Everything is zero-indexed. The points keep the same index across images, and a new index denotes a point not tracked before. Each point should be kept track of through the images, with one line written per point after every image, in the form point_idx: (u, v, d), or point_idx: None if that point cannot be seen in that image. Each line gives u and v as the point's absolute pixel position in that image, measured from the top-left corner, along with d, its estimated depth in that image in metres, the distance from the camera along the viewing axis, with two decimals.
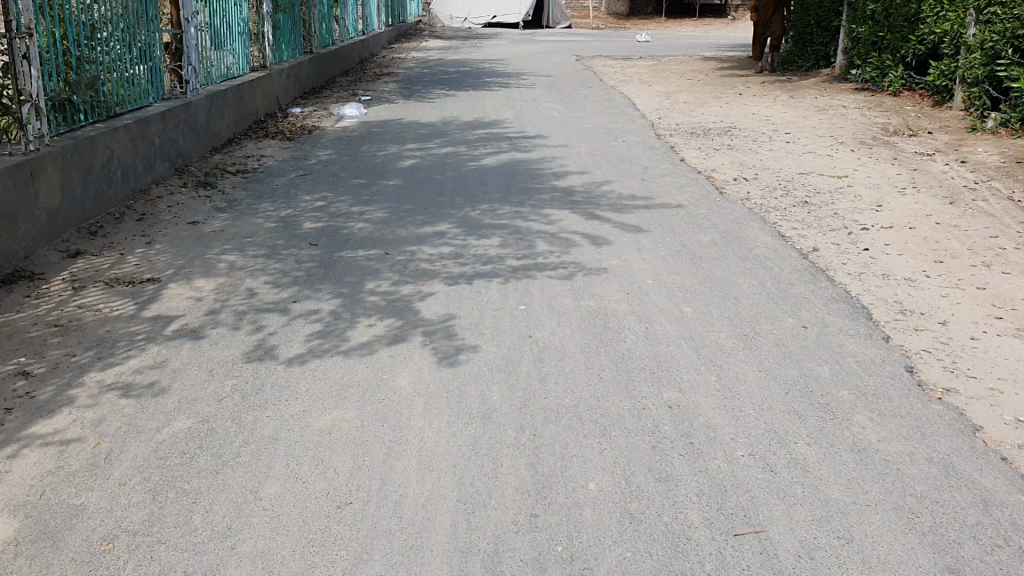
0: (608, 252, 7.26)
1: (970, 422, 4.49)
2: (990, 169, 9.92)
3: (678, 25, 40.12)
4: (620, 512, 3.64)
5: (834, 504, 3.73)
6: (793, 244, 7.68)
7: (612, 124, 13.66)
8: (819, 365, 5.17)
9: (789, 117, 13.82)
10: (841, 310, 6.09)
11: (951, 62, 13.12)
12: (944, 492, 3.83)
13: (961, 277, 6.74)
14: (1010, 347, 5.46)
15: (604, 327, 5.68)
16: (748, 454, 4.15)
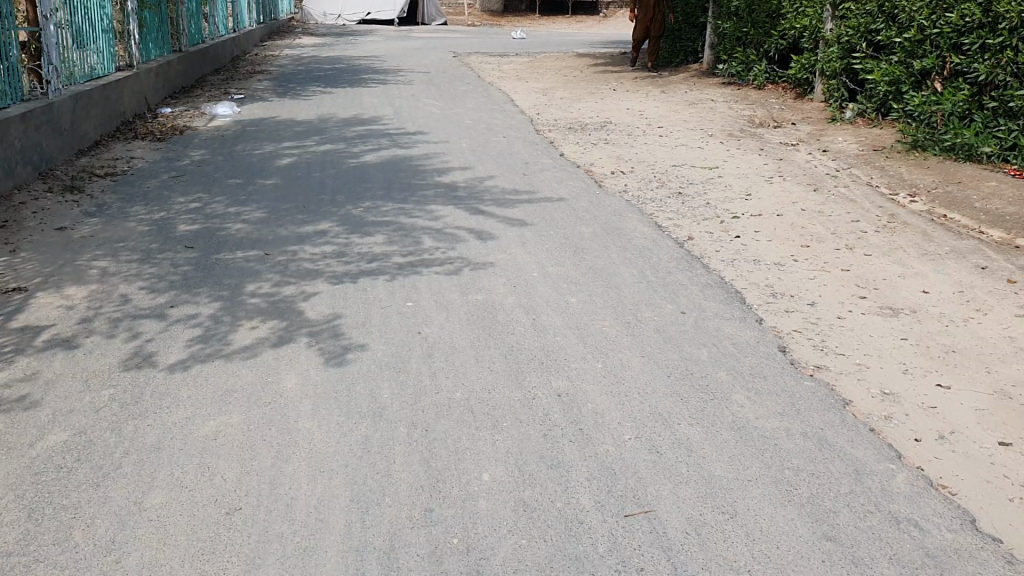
0: (493, 246, 7.31)
1: (840, 396, 4.73)
2: (851, 157, 10.44)
3: (553, 23, 40.63)
4: (514, 501, 3.69)
5: (717, 481, 3.88)
6: (669, 234, 7.91)
7: (492, 120, 13.75)
8: (698, 348, 5.35)
9: (662, 111, 14.19)
10: (717, 295, 6.31)
11: (811, 55, 13.74)
12: (819, 465, 4.02)
13: (826, 260, 7.08)
14: (874, 324, 5.78)
15: (492, 320, 5.72)
16: (635, 438, 4.26)
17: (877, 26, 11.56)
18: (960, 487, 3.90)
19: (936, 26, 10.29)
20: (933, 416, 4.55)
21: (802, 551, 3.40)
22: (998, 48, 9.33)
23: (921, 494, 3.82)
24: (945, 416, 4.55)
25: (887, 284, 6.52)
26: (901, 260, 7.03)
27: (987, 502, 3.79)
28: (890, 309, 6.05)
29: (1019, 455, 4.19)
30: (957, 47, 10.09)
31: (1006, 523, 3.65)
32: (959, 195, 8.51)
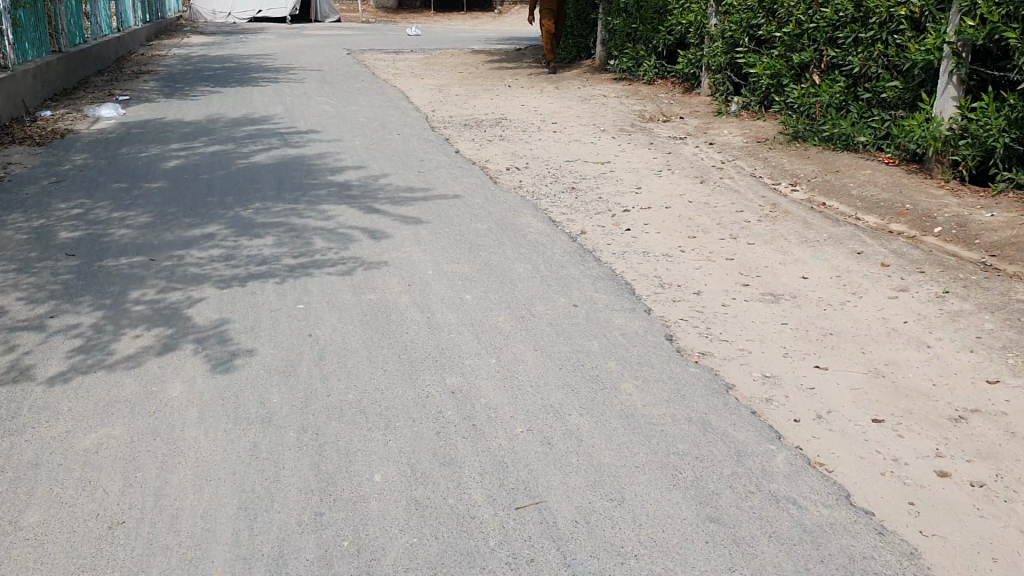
0: (386, 246, 7.27)
1: (724, 381, 4.89)
2: (736, 149, 10.75)
3: (449, 19, 40.57)
4: (405, 500, 3.69)
5: (606, 469, 3.97)
6: (562, 228, 8.01)
7: (387, 117, 13.65)
8: (589, 340, 5.44)
9: (556, 107, 14.32)
10: (607, 287, 6.43)
11: (697, 51, 14.09)
12: (703, 448, 4.15)
13: (712, 250, 7.28)
14: (756, 310, 5.98)
15: (386, 320, 5.70)
16: (527, 430, 4.31)
17: (758, 22, 11.94)
18: (835, 463, 4.07)
19: (813, 20, 10.68)
20: (811, 396, 4.74)
21: (686, 533, 3.50)
22: (870, 41, 9.73)
23: (800, 472, 3.98)
24: (823, 396, 4.75)
25: (770, 271, 6.74)
26: (782, 247, 7.29)
27: (860, 477, 3.97)
28: (772, 295, 6.27)
29: (890, 430, 4.40)
30: (832, 41, 10.50)
31: (877, 496, 3.83)
32: (837, 183, 8.86)
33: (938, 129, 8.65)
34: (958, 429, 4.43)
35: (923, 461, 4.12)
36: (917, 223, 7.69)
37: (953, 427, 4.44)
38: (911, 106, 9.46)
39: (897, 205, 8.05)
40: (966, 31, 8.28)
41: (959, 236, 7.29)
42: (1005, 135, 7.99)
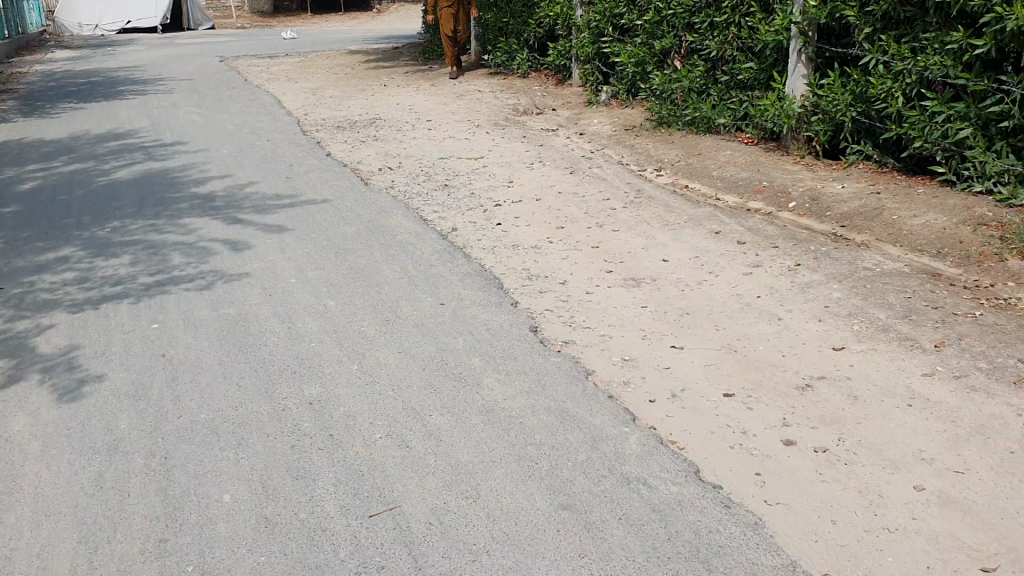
0: (250, 257, 7.11)
1: (584, 368, 4.96)
2: (605, 138, 10.88)
3: (327, 21, 39.92)
4: (256, 518, 3.62)
5: (463, 467, 3.98)
6: (432, 226, 7.97)
7: (257, 124, 13.36)
8: (454, 338, 5.42)
9: (431, 105, 14.21)
10: (474, 283, 6.43)
11: (566, 42, 14.21)
12: (560, 438, 4.21)
13: (579, 239, 7.36)
14: (619, 295, 6.08)
15: (245, 333, 5.57)
16: (386, 435, 4.27)
17: (621, 11, 12.12)
18: (687, 440, 4.21)
19: (670, 8, 10.91)
20: (667, 376, 4.87)
21: (538, 526, 3.55)
22: (724, 25, 9.99)
23: (652, 453, 4.10)
24: (677, 375, 4.88)
25: (633, 256, 6.86)
26: (646, 232, 7.43)
27: (710, 452, 4.11)
28: (634, 279, 6.38)
29: (740, 403, 4.56)
30: (689, 26, 10.73)
31: (726, 469, 3.99)
32: (698, 165, 9.08)
33: (791, 107, 8.91)
34: (804, 397, 4.61)
35: (770, 431, 4.29)
36: (773, 199, 7.94)
37: (800, 396, 4.62)
38: (766, 86, 9.74)
39: (755, 183, 8.30)
40: (810, 11, 8.54)
41: (812, 210, 7.55)
42: (852, 110, 8.29)
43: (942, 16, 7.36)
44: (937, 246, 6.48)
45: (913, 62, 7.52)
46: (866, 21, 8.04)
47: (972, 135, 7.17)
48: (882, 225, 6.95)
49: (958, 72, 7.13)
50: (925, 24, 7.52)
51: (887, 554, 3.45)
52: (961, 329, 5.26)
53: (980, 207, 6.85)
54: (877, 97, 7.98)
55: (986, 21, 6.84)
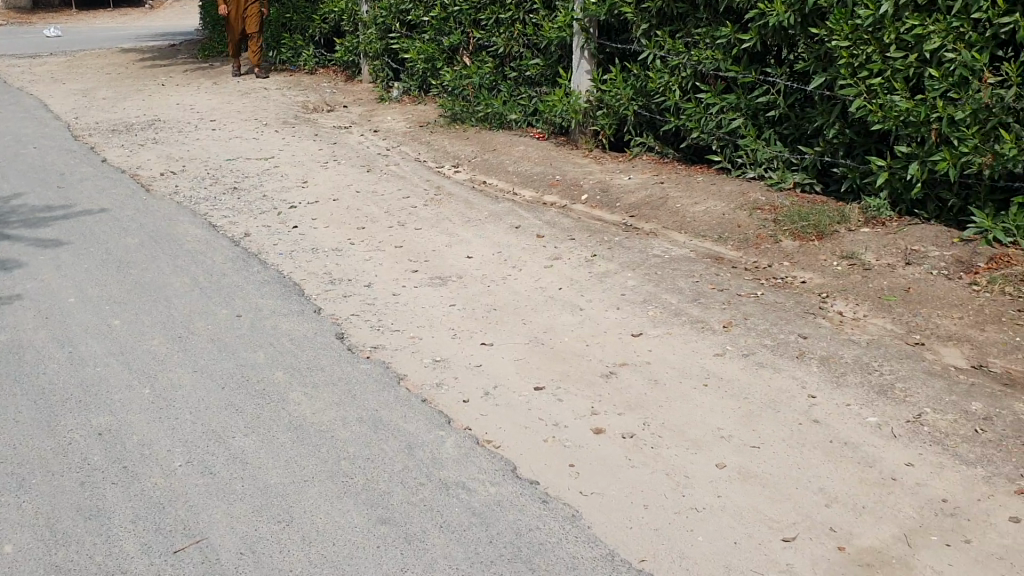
0: (21, 276, 6.52)
1: (393, 374, 4.89)
2: (399, 135, 10.77)
3: (95, 17, 37.38)
4: (44, 569, 3.33)
5: (272, 489, 3.81)
6: (224, 233, 7.60)
7: (21, 130, 12.30)
8: (255, 351, 5.19)
9: (215, 104, 13.58)
10: (273, 291, 6.19)
11: (353, 38, 13.99)
12: (374, 449, 4.13)
13: (380, 240, 7.25)
14: (424, 295, 6.03)
15: (20, 362, 5.10)
16: (187, 462, 4.03)
17: (407, 7, 12.04)
18: (502, 438, 4.24)
19: (456, 4, 10.93)
20: (477, 374, 4.87)
21: (355, 544, 3.46)
22: (509, 22, 10.14)
23: (468, 455, 4.10)
24: (487, 372, 4.90)
25: (436, 255, 6.83)
26: (447, 229, 7.42)
27: (524, 448, 4.16)
28: (438, 278, 6.35)
29: (550, 396, 4.63)
30: (476, 23, 10.81)
31: (541, 464, 4.04)
32: (493, 161, 9.17)
33: (577, 102, 9.15)
34: (609, 385, 4.74)
35: (580, 421, 4.39)
36: (567, 192, 8.13)
37: (605, 384, 4.75)
38: (553, 82, 9.98)
39: (549, 176, 8.48)
40: (590, 8, 8.80)
41: (604, 201, 7.80)
42: (634, 103, 8.62)
43: (711, 13, 7.78)
44: (720, 230, 6.85)
45: (687, 56, 7.91)
46: (642, 18, 8.37)
47: (744, 124, 7.63)
48: (669, 213, 7.27)
49: (728, 65, 7.56)
50: (696, 20, 7.92)
51: (697, 534, 3.60)
52: (746, 308, 5.58)
53: (754, 192, 7.29)
54: (656, 91, 8.33)
55: (750, 18, 7.28)
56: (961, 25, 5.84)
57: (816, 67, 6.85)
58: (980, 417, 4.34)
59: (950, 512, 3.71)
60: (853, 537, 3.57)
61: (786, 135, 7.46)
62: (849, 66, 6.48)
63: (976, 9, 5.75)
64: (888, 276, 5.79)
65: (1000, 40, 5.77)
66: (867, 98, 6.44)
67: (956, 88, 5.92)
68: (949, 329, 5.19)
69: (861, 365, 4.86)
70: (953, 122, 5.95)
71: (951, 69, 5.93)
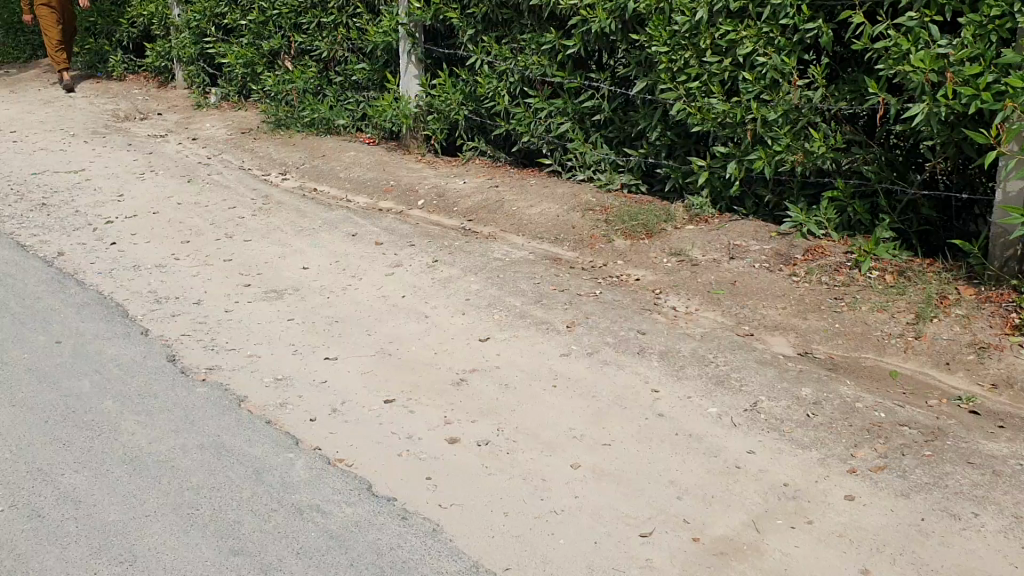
0: None
1: (234, 395, 4.68)
2: (220, 143, 10.33)
3: None
4: None
5: (110, 527, 3.62)
6: (34, 253, 7.06)
7: None
8: (78, 380, 4.84)
9: (13, 114, 12.59)
10: (94, 313, 5.79)
11: (165, 42, 13.31)
12: (219, 476, 3.96)
13: (208, 254, 6.93)
14: (260, 310, 5.80)
15: None
16: (11, 507, 3.74)
17: (222, 10, 11.53)
18: (354, 456, 4.15)
19: (274, 7, 10.55)
20: (323, 391, 4.74)
21: None
22: (332, 26, 9.93)
23: (320, 476, 3.99)
24: (334, 388, 4.77)
25: (269, 267, 6.59)
26: (279, 240, 7.18)
27: (378, 464, 4.10)
28: (274, 292, 6.13)
29: (401, 408, 4.56)
30: (297, 26, 10.48)
31: (397, 479, 3.99)
32: (324, 168, 8.96)
33: (407, 107, 9.08)
34: (459, 393, 4.71)
35: (433, 432, 4.35)
36: (401, 198, 8.05)
37: (456, 392, 4.72)
38: (380, 87, 9.84)
39: (382, 183, 8.36)
40: (415, 12, 8.72)
41: (440, 206, 7.77)
42: (463, 108, 8.64)
43: (535, 18, 7.83)
44: (556, 232, 6.96)
45: (514, 62, 7.99)
46: (467, 23, 8.39)
47: (571, 128, 7.77)
48: (504, 217, 7.33)
49: (554, 70, 7.68)
50: (520, 26, 7.96)
51: (558, 537, 3.63)
52: (587, 308, 5.68)
53: (586, 193, 7.45)
54: (485, 96, 8.38)
55: (574, 23, 7.41)
56: (770, 31, 6.13)
57: (638, 72, 7.06)
58: (810, 402, 4.58)
59: (791, 496, 3.90)
60: (707, 527, 3.70)
61: (612, 138, 7.62)
62: (669, 71, 6.72)
63: (783, 16, 6.03)
64: (715, 271, 6.04)
65: (805, 44, 6.08)
66: (687, 101, 6.69)
67: (768, 90, 6.22)
68: (775, 319, 5.46)
69: (698, 358, 5.04)
70: (766, 123, 6.26)
71: (762, 72, 6.21)
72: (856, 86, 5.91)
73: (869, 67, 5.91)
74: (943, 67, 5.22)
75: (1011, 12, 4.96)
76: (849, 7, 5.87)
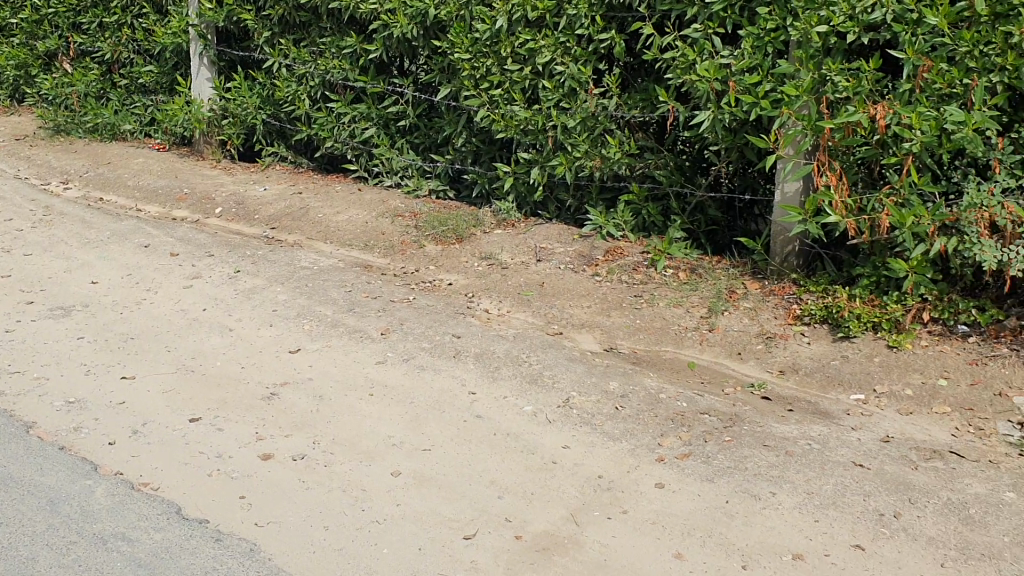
0: None
1: (21, 422, 4.33)
2: None
3: None
4: None
5: None
6: None
7: None
8: None
9: None
10: None
11: None
12: (8, 510, 3.67)
13: None
14: (46, 329, 5.40)
15: None
16: None
17: None
18: (160, 479, 3.95)
19: (49, 6, 9.84)
20: (122, 412, 4.47)
21: None
22: (115, 26, 9.38)
23: (122, 503, 3.77)
24: (133, 408, 4.50)
25: (54, 282, 6.14)
26: (64, 253, 6.71)
27: (186, 485, 3.91)
28: (61, 308, 5.72)
29: (208, 426, 4.37)
30: (76, 26, 9.81)
31: (208, 500, 3.82)
32: (111, 176, 8.44)
33: (200, 111, 8.71)
34: (270, 407, 4.57)
35: (245, 449, 4.19)
36: (197, 206, 7.72)
37: (267, 406, 4.57)
38: (170, 91, 9.37)
39: (176, 191, 7.98)
40: (207, 13, 8.39)
41: (240, 214, 7.50)
42: (262, 113, 8.40)
43: (335, 22, 7.72)
44: (363, 239, 6.87)
45: (314, 66, 7.84)
46: (263, 25, 8.15)
47: (376, 134, 7.72)
48: (309, 224, 7.17)
49: (355, 75, 7.60)
50: (319, 29, 7.81)
51: (382, 547, 3.59)
52: (400, 315, 5.65)
53: (392, 200, 7.40)
54: (285, 100, 8.18)
55: (375, 28, 7.36)
56: (566, 41, 6.33)
57: (440, 78, 7.11)
58: (618, 395, 4.76)
59: (606, 487, 4.03)
60: (528, 525, 3.76)
61: (417, 144, 7.61)
62: (472, 78, 6.83)
63: (578, 27, 6.24)
64: (523, 274, 6.16)
65: (599, 54, 6.31)
66: (490, 108, 6.81)
67: (567, 98, 6.42)
68: (582, 319, 5.63)
69: (511, 358, 5.12)
70: (566, 130, 6.46)
71: (561, 80, 6.40)
72: (646, 95, 6.16)
73: (658, 77, 6.19)
74: (726, 76, 5.56)
75: (785, 25, 5.30)
76: (639, 19, 6.14)
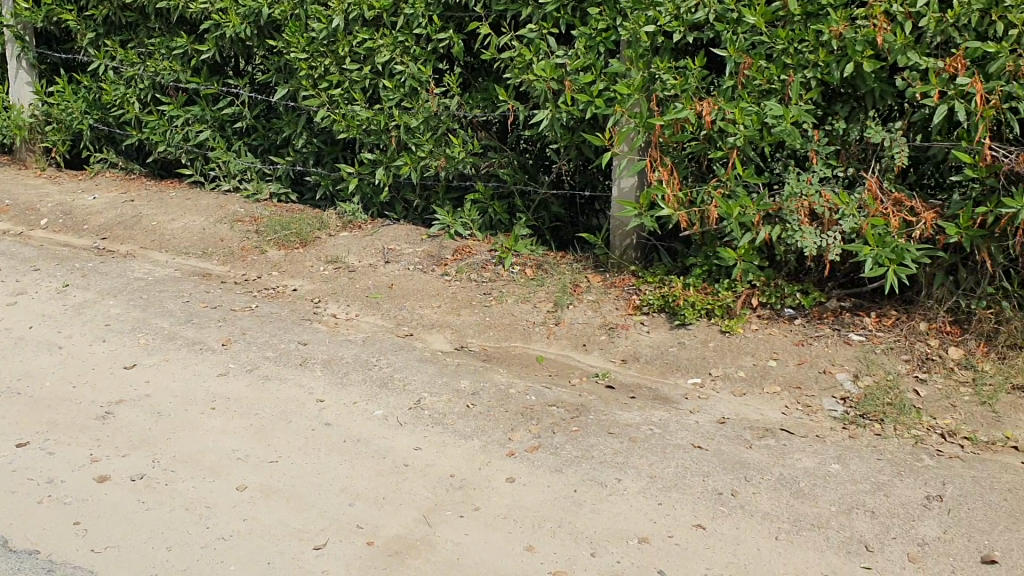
0: None
1: None
2: None
3: None
4: None
5: None
6: None
7: None
8: None
9: None
10: None
11: None
12: None
13: None
14: None
15: None
16: None
17: None
18: None
19: None
20: None
21: None
22: None
23: None
24: None
25: None
26: None
27: (13, 516, 3.71)
28: None
29: (37, 451, 4.14)
30: None
31: (38, 529, 3.63)
32: None
33: (20, 117, 8.20)
34: (105, 427, 4.36)
35: (79, 472, 3.99)
36: (19, 218, 7.28)
37: (101, 426, 4.37)
38: None
39: None
40: (23, 13, 7.89)
41: (66, 224, 7.12)
42: (88, 117, 8.00)
43: (164, 22, 7.42)
44: (201, 246, 6.64)
45: (143, 68, 7.52)
46: (86, 26, 7.75)
47: (211, 137, 7.47)
48: (143, 233, 6.88)
49: (188, 77, 7.33)
50: (147, 29, 7.49)
51: (228, 564, 3.48)
52: (243, 323, 5.49)
53: (232, 205, 7.19)
54: (112, 104, 7.81)
55: (206, 28, 7.12)
56: (404, 40, 6.28)
57: (277, 78, 6.94)
58: (469, 394, 4.78)
59: (458, 485, 4.05)
60: (380, 529, 3.73)
61: (256, 146, 7.41)
62: (310, 78, 6.70)
63: (416, 26, 6.20)
64: (371, 276, 6.10)
65: (439, 54, 6.30)
66: (331, 108, 6.71)
67: (409, 98, 6.38)
68: (431, 319, 5.63)
69: (361, 363, 5.07)
70: (408, 129, 6.44)
71: (401, 80, 6.36)
72: (487, 94, 6.22)
73: (497, 76, 6.25)
74: (562, 75, 5.67)
75: (615, 25, 5.44)
76: (476, 19, 6.15)
